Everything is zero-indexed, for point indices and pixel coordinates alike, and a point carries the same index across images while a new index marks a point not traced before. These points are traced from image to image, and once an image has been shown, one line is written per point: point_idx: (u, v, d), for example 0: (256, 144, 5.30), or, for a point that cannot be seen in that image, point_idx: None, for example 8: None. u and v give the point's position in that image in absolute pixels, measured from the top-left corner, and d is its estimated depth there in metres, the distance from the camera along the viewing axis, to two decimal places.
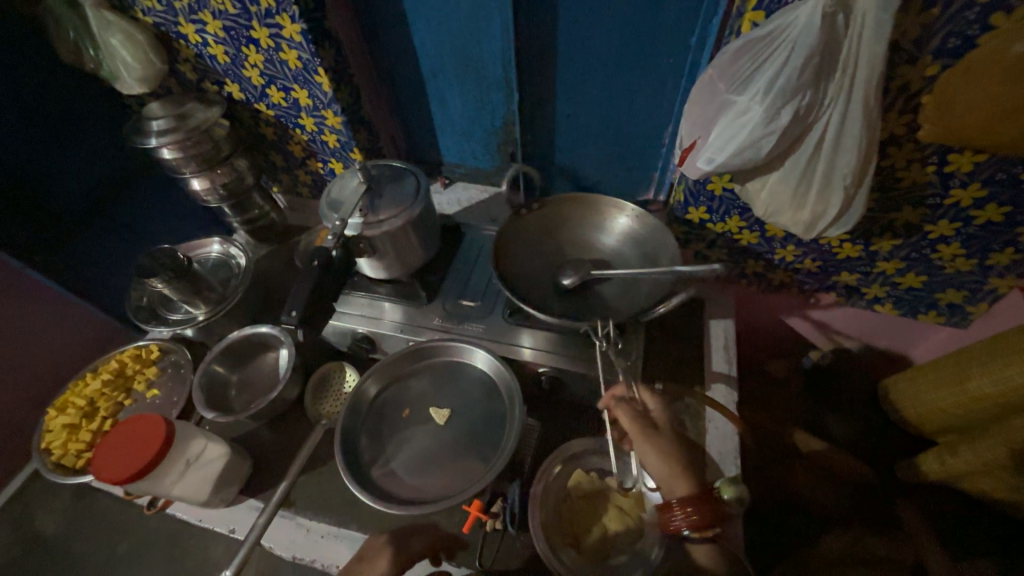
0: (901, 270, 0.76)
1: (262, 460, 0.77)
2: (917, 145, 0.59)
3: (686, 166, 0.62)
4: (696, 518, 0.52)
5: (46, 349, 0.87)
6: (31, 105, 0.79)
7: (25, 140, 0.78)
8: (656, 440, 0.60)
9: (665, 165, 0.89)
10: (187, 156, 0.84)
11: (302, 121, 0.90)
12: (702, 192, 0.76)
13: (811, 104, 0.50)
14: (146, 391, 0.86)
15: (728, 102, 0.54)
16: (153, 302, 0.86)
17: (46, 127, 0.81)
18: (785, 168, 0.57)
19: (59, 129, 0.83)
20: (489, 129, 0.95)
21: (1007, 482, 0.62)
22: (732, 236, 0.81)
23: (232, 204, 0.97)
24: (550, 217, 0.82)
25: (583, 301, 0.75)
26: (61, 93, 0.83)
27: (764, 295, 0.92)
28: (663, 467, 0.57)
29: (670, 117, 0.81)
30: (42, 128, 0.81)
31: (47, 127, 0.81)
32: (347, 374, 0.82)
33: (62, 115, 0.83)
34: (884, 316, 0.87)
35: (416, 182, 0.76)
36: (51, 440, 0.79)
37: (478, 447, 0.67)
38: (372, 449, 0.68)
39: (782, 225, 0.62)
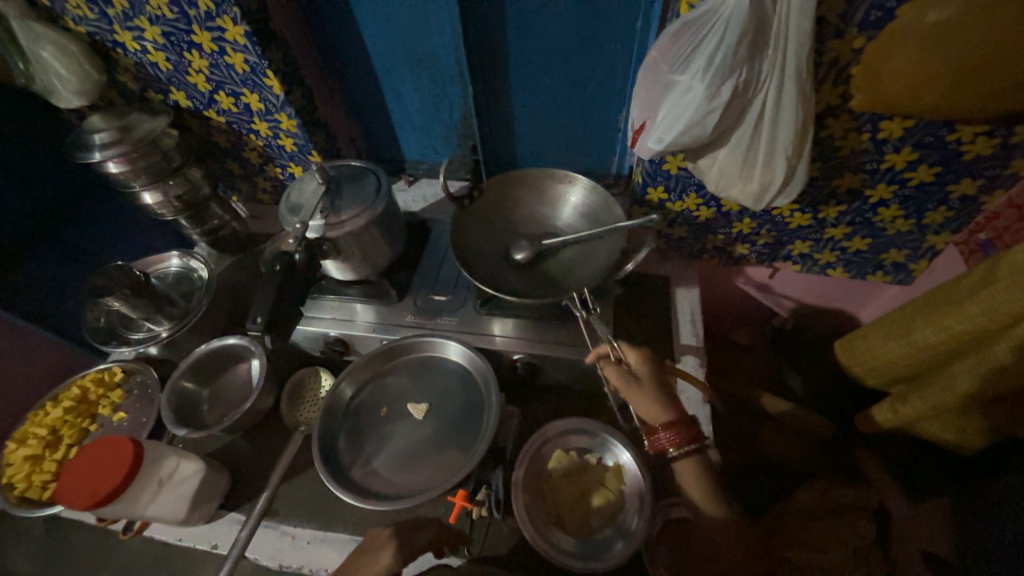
0: (849, 235, 0.81)
1: (242, 472, 0.76)
2: (851, 115, 0.63)
3: (638, 148, 0.63)
4: (675, 440, 0.60)
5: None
6: None
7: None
8: (640, 390, 0.63)
9: (623, 149, 0.91)
10: (136, 169, 0.81)
11: (255, 126, 0.88)
12: (658, 172, 0.78)
13: (749, 79, 0.52)
14: (112, 415, 0.83)
15: (672, 82, 0.56)
16: (112, 322, 0.83)
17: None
18: (731, 143, 0.59)
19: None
20: (448, 124, 0.95)
21: (953, 424, 0.67)
22: (690, 213, 0.84)
23: (188, 215, 0.94)
24: (497, 200, 0.82)
25: (548, 281, 0.76)
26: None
27: (726, 268, 0.96)
28: (652, 409, 0.62)
29: (623, 102, 0.83)
30: None
31: None
32: (323, 378, 0.82)
33: None
34: (838, 280, 0.92)
35: (376, 180, 0.75)
36: (13, 473, 0.76)
37: (457, 439, 0.68)
38: (351, 451, 0.68)
39: (734, 199, 0.65)
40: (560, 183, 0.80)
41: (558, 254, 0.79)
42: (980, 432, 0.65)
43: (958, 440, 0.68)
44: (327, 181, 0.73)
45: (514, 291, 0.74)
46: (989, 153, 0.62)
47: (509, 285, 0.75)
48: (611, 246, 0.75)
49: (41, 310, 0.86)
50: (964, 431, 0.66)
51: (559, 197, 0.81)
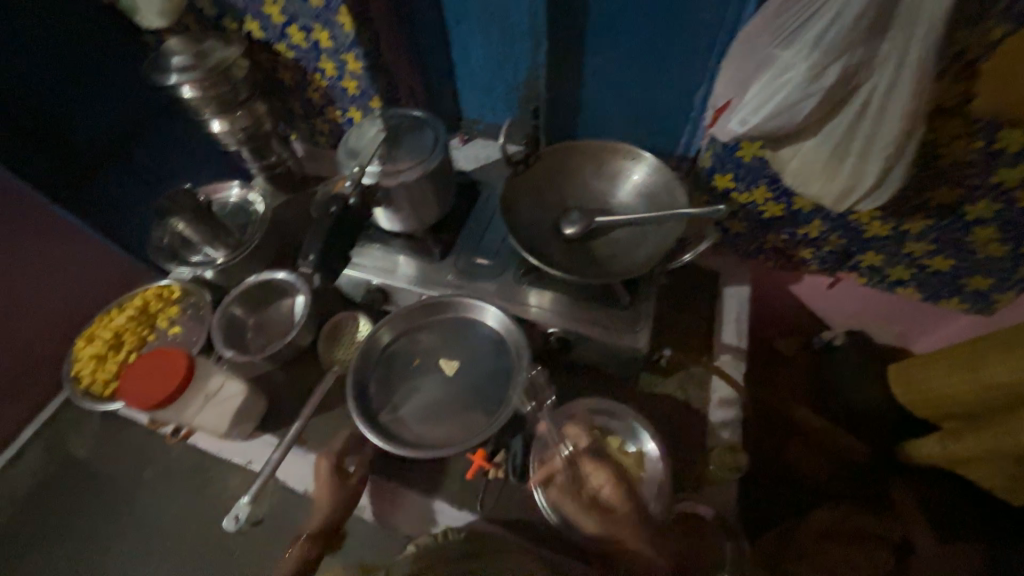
0: (931, 253, 0.74)
1: (278, 400, 0.80)
2: (967, 119, 0.56)
3: (718, 128, 0.59)
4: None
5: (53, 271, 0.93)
6: (50, 34, 0.78)
7: (48, 71, 0.78)
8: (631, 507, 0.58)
9: (694, 130, 0.83)
10: (206, 97, 0.83)
11: (322, 65, 0.88)
12: (729, 159, 0.73)
13: (860, 64, 0.47)
14: (167, 328, 0.89)
15: (771, 57, 0.51)
16: (173, 242, 0.88)
17: (68, 59, 0.80)
18: (823, 135, 0.54)
19: (82, 62, 0.83)
20: (512, 83, 0.91)
21: (1005, 472, 0.64)
22: (755, 208, 0.79)
23: (250, 148, 0.97)
24: (552, 169, 0.80)
25: (595, 257, 0.74)
26: (82, 25, 0.82)
27: (782, 271, 0.90)
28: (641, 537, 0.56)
29: (704, 80, 0.77)
30: (61, 59, 0.80)
31: (68, 59, 0.81)
32: (360, 323, 0.84)
33: (80, 47, 0.82)
34: (905, 300, 0.85)
35: (435, 133, 0.74)
36: (81, 367, 0.84)
37: (483, 401, 0.69)
38: (382, 395, 0.70)
39: (812, 195, 0.60)
40: (622, 159, 0.77)
41: (608, 232, 0.76)
42: None
43: (1007, 490, 0.66)
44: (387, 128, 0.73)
45: (558, 264, 0.72)
46: None
47: (554, 257, 0.73)
48: (666, 233, 0.72)
49: (113, 223, 0.91)
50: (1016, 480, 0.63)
51: (619, 174, 0.77)
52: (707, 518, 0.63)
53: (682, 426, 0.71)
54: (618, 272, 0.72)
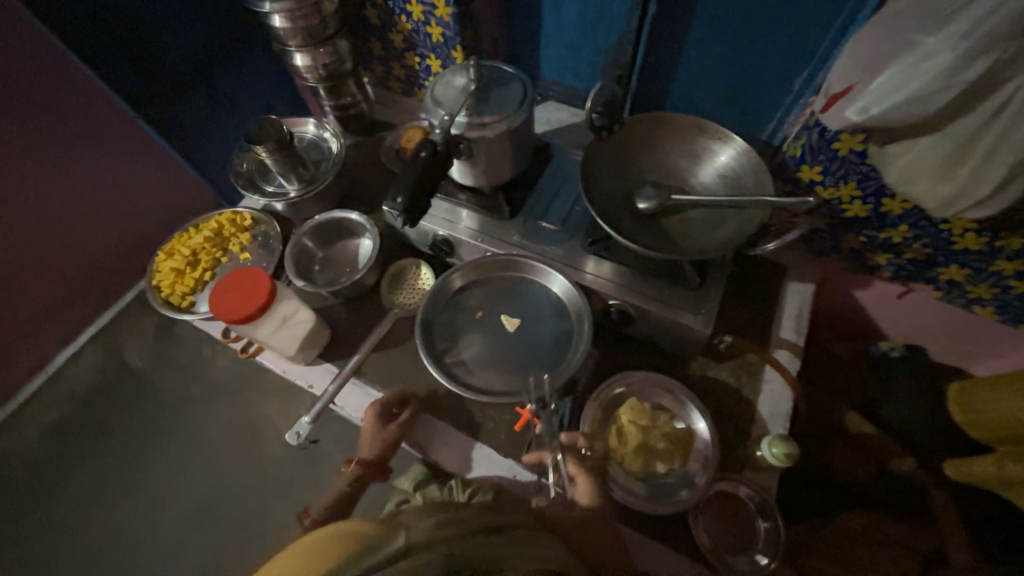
0: (1022, 274, 0.70)
1: (338, 335, 0.84)
2: None
3: (828, 116, 0.56)
4: None
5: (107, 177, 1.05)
6: None
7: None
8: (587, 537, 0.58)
9: (784, 116, 0.80)
10: (295, 29, 0.84)
11: (410, 7, 0.86)
12: (824, 150, 0.70)
13: (1013, 60, 0.44)
14: (239, 254, 0.93)
15: (911, 44, 0.47)
16: (252, 170, 0.90)
17: None
18: (945, 133, 0.51)
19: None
20: (600, 45, 0.88)
21: None
22: (839, 205, 0.76)
23: (328, 87, 0.98)
24: (633, 140, 0.78)
25: (667, 232, 0.74)
26: None
27: (850, 275, 0.88)
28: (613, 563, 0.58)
29: (807, 65, 0.73)
30: None
31: None
32: (423, 272, 0.86)
33: None
34: (978, 320, 0.82)
35: (524, 90, 0.73)
36: (162, 279, 0.89)
37: (540, 360, 0.71)
38: (446, 340, 0.73)
39: (913, 197, 0.58)
40: (710, 138, 0.74)
41: (683, 211, 0.75)
42: None
43: None
44: (476, 81, 0.72)
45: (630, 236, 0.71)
46: None
47: (626, 230, 0.73)
48: (744, 219, 0.70)
49: (192, 146, 0.95)
50: None
51: (703, 154, 0.75)
52: (744, 499, 0.65)
53: (740, 411, 0.71)
54: (689, 252, 0.71)
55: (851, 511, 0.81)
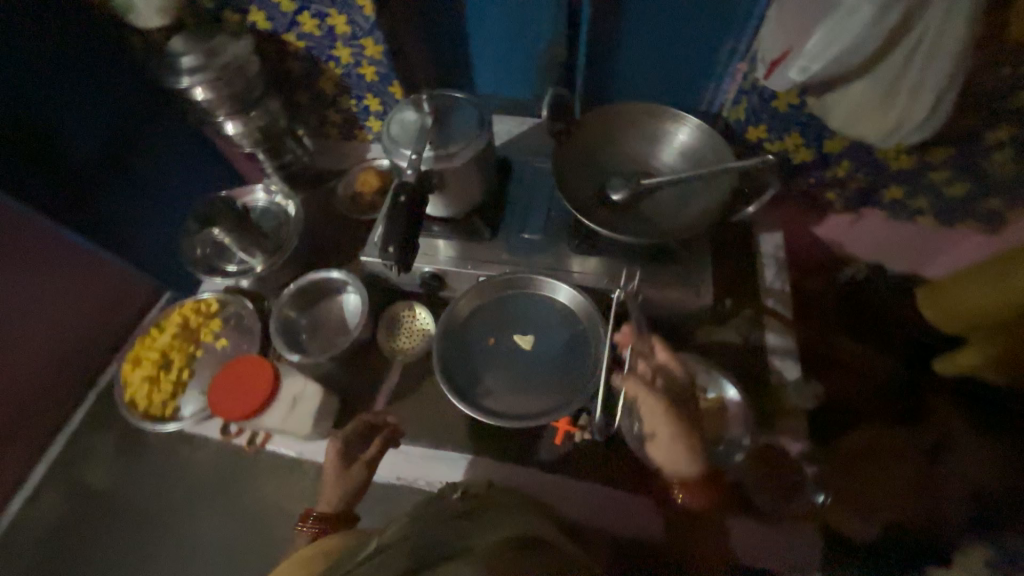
0: (951, 179, 0.79)
1: (347, 400, 0.79)
2: (996, 46, 0.60)
3: (772, 80, 0.61)
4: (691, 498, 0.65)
5: (77, 293, 0.86)
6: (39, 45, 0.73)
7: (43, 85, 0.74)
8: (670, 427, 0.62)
9: (718, 85, 0.85)
10: (221, 97, 0.80)
11: (336, 52, 0.84)
12: (765, 110, 0.76)
13: (920, 2, 0.50)
14: (214, 341, 0.86)
15: (834, 4, 0.53)
16: (208, 253, 0.84)
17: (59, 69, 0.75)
18: (875, 75, 0.57)
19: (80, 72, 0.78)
20: (532, 54, 0.90)
21: None
22: (787, 155, 0.82)
23: (266, 148, 0.94)
24: (592, 137, 0.80)
25: (648, 215, 0.76)
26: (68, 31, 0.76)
27: (807, 215, 0.95)
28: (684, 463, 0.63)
29: (730, 36, 0.78)
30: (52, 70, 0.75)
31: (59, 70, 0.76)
32: (418, 312, 0.84)
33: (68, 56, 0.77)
34: (923, 229, 0.91)
35: (479, 112, 0.73)
36: (135, 391, 0.81)
37: (565, 369, 0.72)
38: (464, 373, 0.72)
39: (859, 136, 0.63)
40: (663, 121, 0.78)
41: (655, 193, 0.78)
42: None
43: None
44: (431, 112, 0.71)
45: (617, 227, 0.73)
46: None
47: (611, 224, 0.74)
48: (714, 189, 0.75)
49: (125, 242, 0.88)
50: None
51: (659, 137, 0.79)
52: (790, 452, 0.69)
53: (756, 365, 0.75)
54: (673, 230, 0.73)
55: (861, 428, 0.84)
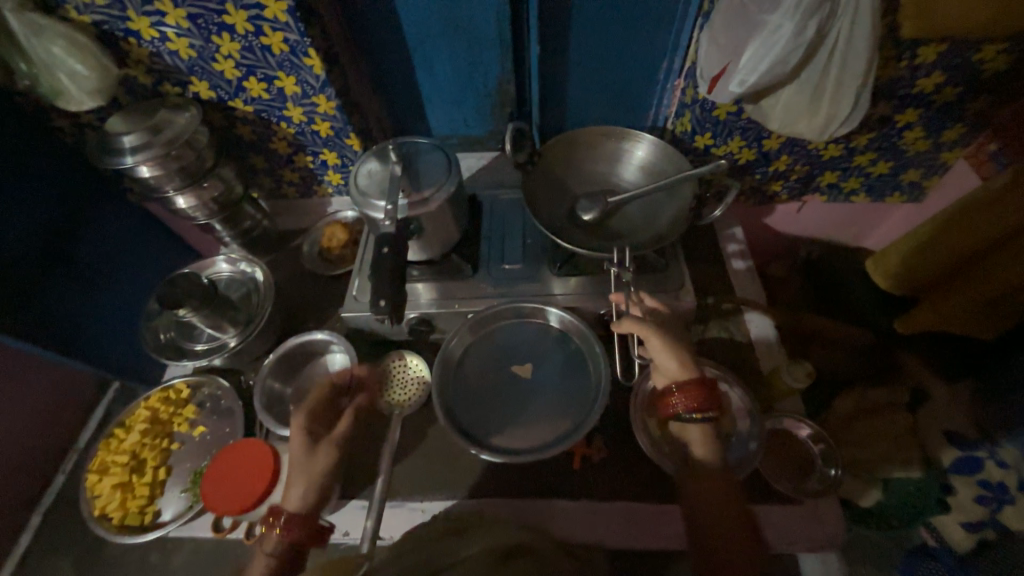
0: (874, 159, 0.88)
1: (349, 465, 0.75)
2: (893, 44, 0.68)
3: (716, 93, 0.66)
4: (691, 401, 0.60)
5: None
6: None
7: None
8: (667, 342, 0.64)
9: (660, 101, 0.92)
10: (169, 172, 0.76)
11: (288, 112, 0.83)
12: (708, 119, 0.82)
13: (830, 14, 0.56)
14: (191, 430, 0.79)
15: (759, 24, 0.58)
16: (174, 336, 0.79)
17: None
18: (800, 80, 0.63)
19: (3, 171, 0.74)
20: (482, 93, 0.93)
21: (982, 316, 0.79)
22: (733, 157, 0.88)
23: (223, 217, 0.90)
24: (556, 163, 0.83)
25: (619, 230, 0.79)
26: None
27: (758, 208, 1.03)
28: (673, 362, 0.64)
29: (665, 57, 0.84)
30: None
31: None
32: (409, 360, 0.81)
33: None
34: (859, 206, 1.01)
35: (446, 154, 0.74)
36: (105, 504, 0.73)
37: (572, 392, 0.71)
38: (468, 414, 0.70)
39: (796, 133, 0.70)
40: (620, 141, 0.83)
41: (623, 208, 0.81)
42: (1003, 320, 0.78)
43: (975, 331, 0.81)
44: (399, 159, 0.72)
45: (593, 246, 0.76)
46: (1006, 67, 0.70)
47: (588, 243, 0.77)
48: (677, 197, 0.79)
49: (72, 336, 0.81)
50: (983, 321, 0.79)
51: (618, 156, 0.83)
52: (796, 433, 0.72)
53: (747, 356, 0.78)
54: (646, 242, 0.77)
55: (845, 393, 0.91)
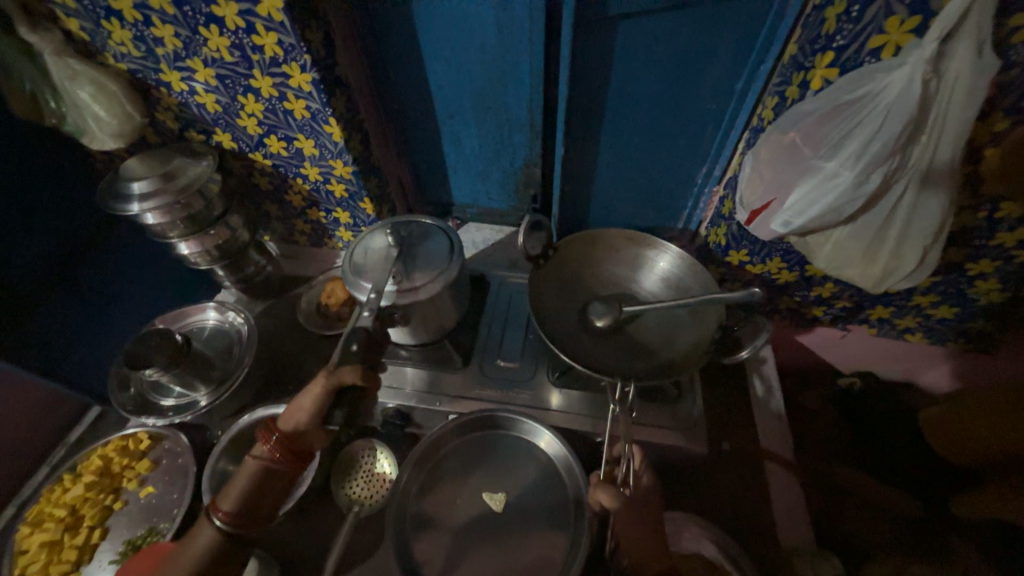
0: (936, 303, 0.76)
1: (292, 563, 0.67)
2: (972, 194, 0.59)
3: (756, 226, 0.59)
4: None
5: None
6: None
7: None
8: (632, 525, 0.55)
9: (696, 204, 0.85)
10: (174, 220, 0.75)
11: (305, 170, 0.81)
12: (745, 236, 0.76)
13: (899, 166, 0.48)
14: (139, 489, 0.74)
15: (813, 167, 0.52)
16: (145, 388, 0.76)
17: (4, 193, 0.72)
18: (857, 226, 0.55)
19: (18, 198, 0.74)
20: (507, 171, 0.89)
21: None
22: (770, 277, 0.79)
23: (225, 264, 0.87)
24: (571, 261, 0.77)
25: (632, 346, 0.71)
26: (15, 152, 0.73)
27: (794, 327, 0.92)
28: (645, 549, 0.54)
29: (706, 163, 0.78)
30: None
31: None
32: (379, 454, 0.73)
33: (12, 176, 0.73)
34: (914, 346, 0.88)
35: (450, 241, 0.69)
36: (28, 563, 0.67)
37: (549, 540, 0.61)
38: (425, 546, 0.61)
39: (846, 278, 0.60)
40: (644, 248, 0.76)
41: (639, 319, 0.73)
42: None
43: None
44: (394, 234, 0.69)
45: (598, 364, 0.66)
46: None
47: (592, 358, 0.68)
48: (703, 324, 0.69)
49: None
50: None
51: (641, 264, 0.76)
52: None
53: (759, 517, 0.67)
54: (657, 367, 0.67)
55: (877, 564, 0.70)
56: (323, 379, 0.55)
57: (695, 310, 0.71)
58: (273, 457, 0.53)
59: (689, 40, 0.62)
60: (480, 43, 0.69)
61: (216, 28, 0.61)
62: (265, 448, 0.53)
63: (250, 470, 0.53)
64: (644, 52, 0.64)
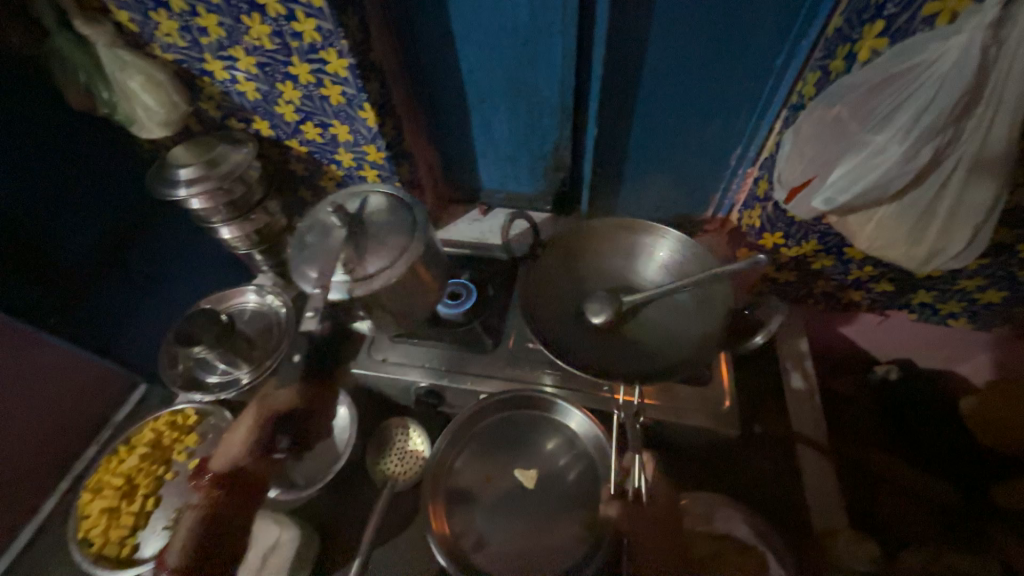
0: (983, 287, 0.73)
1: (332, 533, 0.70)
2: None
3: (795, 204, 0.58)
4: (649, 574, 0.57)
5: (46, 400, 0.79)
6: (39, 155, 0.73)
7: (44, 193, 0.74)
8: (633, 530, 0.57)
9: (728, 186, 0.84)
10: (217, 206, 0.78)
11: (339, 156, 0.83)
12: (780, 218, 0.74)
13: (951, 141, 0.46)
14: (188, 462, 0.78)
15: (860, 141, 0.51)
16: (190, 366, 0.78)
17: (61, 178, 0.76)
18: (901, 205, 0.53)
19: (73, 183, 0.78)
20: (536, 154, 0.89)
21: None
22: (805, 260, 0.78)
23: (262, 249, 0.91)
24: (568, 250, 0.77)
25: (634, 336, 0.70)
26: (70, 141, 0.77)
27: (829, 313, 0.89)
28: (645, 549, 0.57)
29: (740, 144, 0.77)
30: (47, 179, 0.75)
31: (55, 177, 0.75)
32: (411, 431, 0.76)
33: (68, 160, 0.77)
34: (957, 332, 0.85)
35: (409, 208, 0.66)
36: (90, 527, 0.72)
37: (582, 516, 0.62)
38: (461, 518, 0.63)
39: (888, 259, 0.59)
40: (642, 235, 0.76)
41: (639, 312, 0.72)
42: None
43: None
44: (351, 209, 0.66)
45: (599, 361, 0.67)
46: None
47: (592, 353, 0.68)
48: (707, 311, 0.69)
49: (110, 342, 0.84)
50: None
51: (640, 252, 0.75)
52: None
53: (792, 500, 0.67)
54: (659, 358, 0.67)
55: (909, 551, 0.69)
56: (250, 412, 0.64)
57: (699, 297, 0.71)
58: (210, 494, 0.58)
59: (727, 15, 0.61)
60: (512, 25, 0.69)
61: (258, 16, 0.63)
62: (202, 492, 0.58)
63: (193, 515, 0.56)
64: (681, 29, 0.63)
